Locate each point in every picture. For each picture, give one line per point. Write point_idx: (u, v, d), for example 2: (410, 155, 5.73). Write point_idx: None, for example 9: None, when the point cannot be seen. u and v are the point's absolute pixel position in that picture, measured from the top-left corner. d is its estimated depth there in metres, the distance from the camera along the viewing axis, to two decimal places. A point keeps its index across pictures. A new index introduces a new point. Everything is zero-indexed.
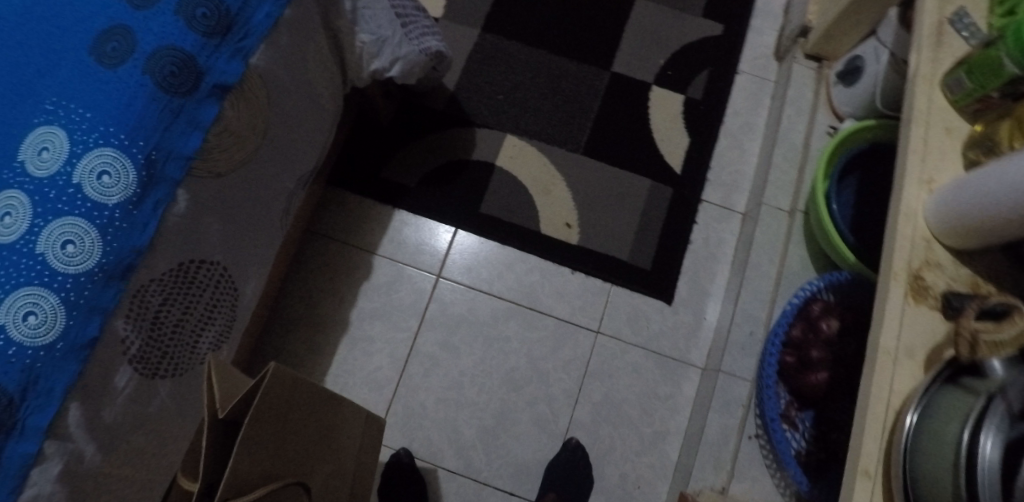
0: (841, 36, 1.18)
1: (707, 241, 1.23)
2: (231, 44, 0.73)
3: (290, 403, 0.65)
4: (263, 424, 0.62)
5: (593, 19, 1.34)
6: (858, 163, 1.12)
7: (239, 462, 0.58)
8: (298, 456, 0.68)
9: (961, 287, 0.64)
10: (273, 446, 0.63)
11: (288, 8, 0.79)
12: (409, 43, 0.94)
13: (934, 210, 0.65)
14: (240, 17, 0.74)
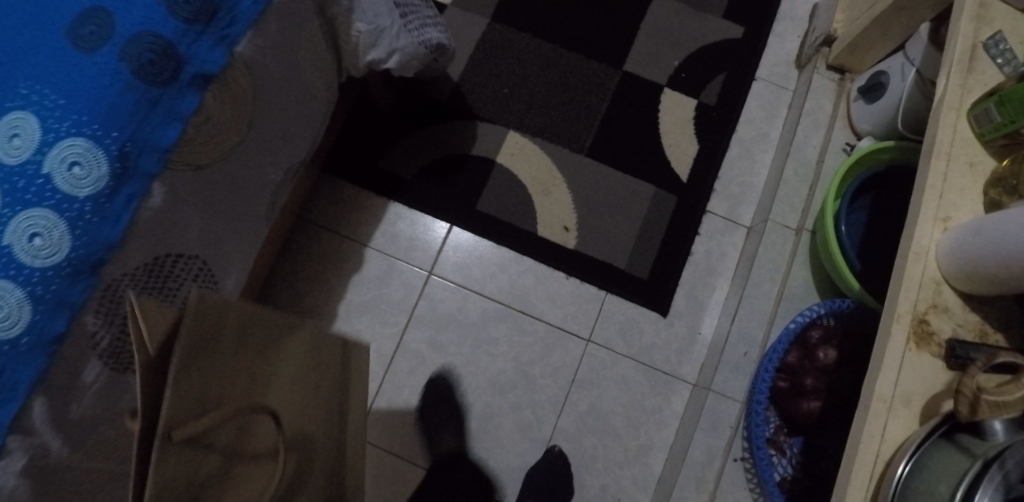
0: (866, 48, 1.13)
1: (708, 254, 1.19)
2: (214, 31, 0.70)
3: (232, 327, 0.58)
4: (204, 355, 0.54)
5: (608, 14, 1.29)
6: (873, 184, 1.07)
7: (185, 405, 0.50)
8: (251, 376, 0.62)
9: (966, 334, 0.65)
10: (219, 374, 0.56)
11: None
12: (407, 34, 0.91)
13: (945, 252, 0.65)
14: (225, 3, 0.71)
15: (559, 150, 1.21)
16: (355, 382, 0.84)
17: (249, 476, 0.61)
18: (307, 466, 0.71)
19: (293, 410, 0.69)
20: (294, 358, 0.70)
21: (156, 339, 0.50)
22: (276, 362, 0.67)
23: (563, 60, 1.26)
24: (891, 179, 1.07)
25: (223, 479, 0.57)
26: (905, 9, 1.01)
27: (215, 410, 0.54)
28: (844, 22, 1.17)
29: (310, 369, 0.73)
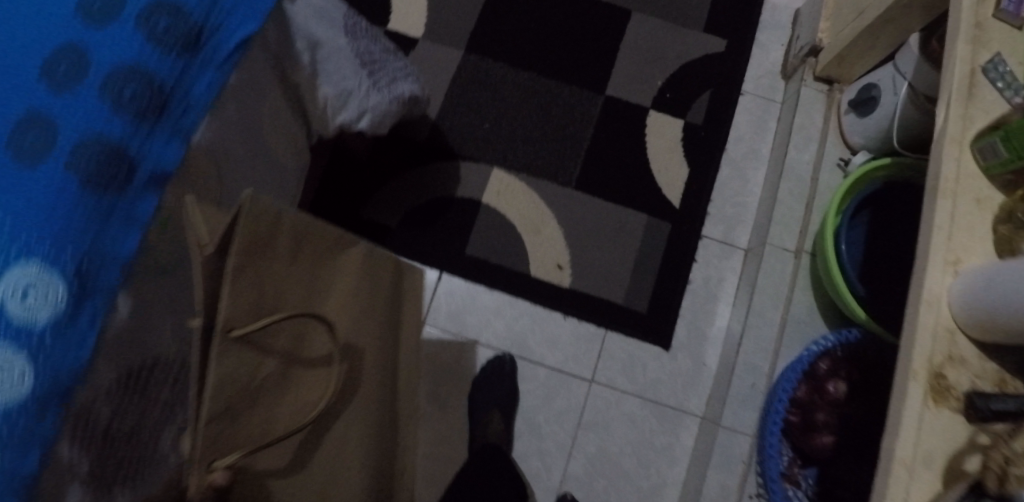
0: (855, 59, 1.09)
1: (706, 281, 1.16)
2: (167, 124, 0.61)
3: (283, 241, 0.59)
4: (251, 267, 0.55)
5: (585, 37, 1.24)
6: (869, 203, 1.04)
7: (231, 317, 0.53)
8: (305, 285, 0.64)
9: (986, 387, 0.56)
10: (270, 280, 0.59)
11: (234, 73, 0.68)
12: (376, 92, 0.83)
13: (959, 300, 0.57)
14: (178, 88, 0.62)
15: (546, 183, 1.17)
16: (414, 299, 0.84)
17: (306, 390, 0.65)
18: (370, 389, 0.74)
19: (351, 324, 0.71)
20: (351, 273, 0.70)
21: (213, 242, 0.51)
22: (328, 276, 0.68)
23: (542, 88, 1.21)
24: (893, 195, 1.04)
25: (280, 380, 0.62)
26: (894, 21, 0.97)
27: (270, 311, 0.58)
28: (829, 30, 1.13)
29: (368, 289, 0.73)
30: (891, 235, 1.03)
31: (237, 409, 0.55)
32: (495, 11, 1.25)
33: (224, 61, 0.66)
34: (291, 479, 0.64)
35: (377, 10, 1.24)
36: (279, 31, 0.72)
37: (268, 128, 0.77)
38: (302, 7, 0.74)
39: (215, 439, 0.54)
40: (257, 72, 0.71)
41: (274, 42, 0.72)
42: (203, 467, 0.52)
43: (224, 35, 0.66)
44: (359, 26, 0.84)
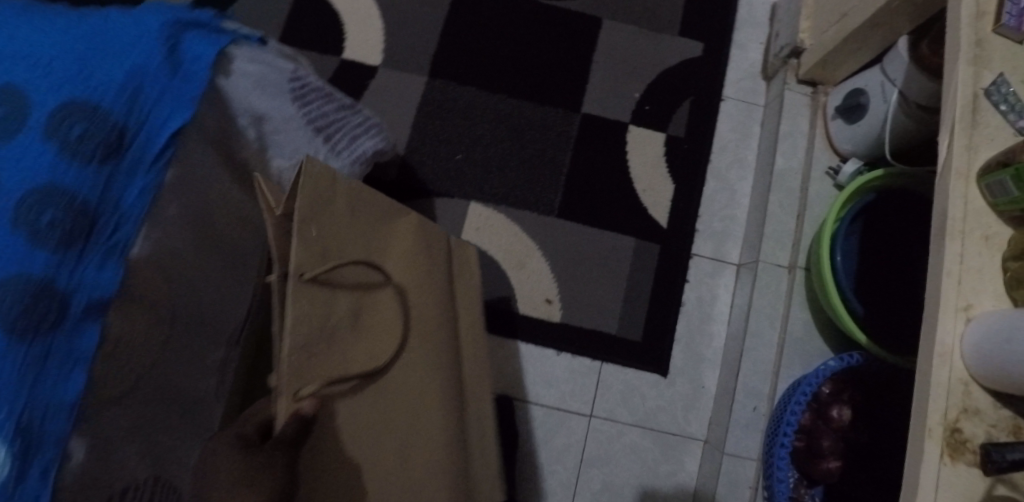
0: (838, 62, 1.04)
1: (700, 300, 1.12)
2: (99, 244, 0.53)
3: (348, 195, 0.63)
4: (316, 215, 0.58)
5: (556, 52, 1.18)
6: (867, 214, 0.99)
7: (303, 259, 0.55)
8: (375, 242, 0.65)
9: (1002, 436, 0.55)
10: (337, 228, 0.60)
11: (171, 169, 0.59)
12: (335, 158, 0.74)
13: (973, 349, 0.56)
14: (105, 204, 0.54)
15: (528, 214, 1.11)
16: (468, 289, 0.79)
17: (382, 333, 0.62)
18: (445, 348, 0.68)
19: (420, 287, 0.67)
20: (409, 233, 0.69)
21: (281, 205, 0.56)
22: (393, 239, 0.67)
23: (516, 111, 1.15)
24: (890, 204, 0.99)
25: (351, 328, 0.59)
26: (879, 26, 0.92)
27: (336, 259, 0.59)
28: (811, 32, 1.08)
29: (431, 257, 0.71)
30: (893, 247, 0.98)
31: (313, 349, 0.54)
32: (460, 30, 1.18)
33: (156, 159, 0.57)
34: (365, 422, 0.57)
35: (332, 37, 1.17)
36: (218, 109, 0.63)
37: (228, 218, 0.69)
38: (242, 79, 0.65)
39: (289, 371, 0.51)
40: (203, 163, 0.63)
41: (213, 125, 0.63)
42: (290, 394, 0.51)
43: (153, 129, 0.57)
44: (312, 82, 0.74)
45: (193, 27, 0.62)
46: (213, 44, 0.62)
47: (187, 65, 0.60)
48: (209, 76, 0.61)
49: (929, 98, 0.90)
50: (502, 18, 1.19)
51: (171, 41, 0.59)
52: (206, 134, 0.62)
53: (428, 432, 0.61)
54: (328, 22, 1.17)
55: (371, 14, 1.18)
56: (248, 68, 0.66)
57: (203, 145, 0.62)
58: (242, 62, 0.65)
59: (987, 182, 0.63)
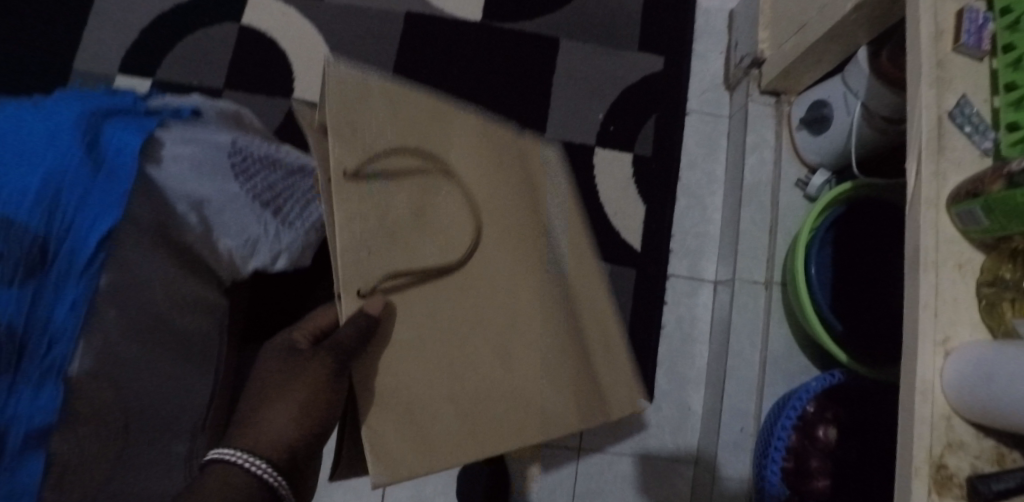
0: (799, 73, 1.02)
1: (680, 321, 1.11)
2: (33, 365, 0.51)
3: (390, 97, 0.58)
4: (359, 116, 0.56)
5: (514, 78, 1.15)
6: (840, 226, 0.97)
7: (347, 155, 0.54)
8: (416, 138, 0.58)
9: (986, 467, 0.55)
10: (393, 121, 0.57)
11: (106, 272, 0.55)
12: (287, 230, 0.70)
13: (956, 387, 0.55)
14: (33, 323, 0.51)
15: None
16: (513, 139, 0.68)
17: (438, 229, 0.57)
18: (527, 269, 0.62)
19: (483, 186, 0.61)
20: (468, 133, 0.62)
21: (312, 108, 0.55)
22: (450, 139, 0.60)
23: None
24: (863, 213, 0.98)
25: (416, 228, 0.56)
26: (837, 39, 0.91)
27: (387, 149, 0.56)
28: (770, 41, 1.06)
29: (487, 154, 0.63)
30: (867, 257, 0.96)
31: (375, 243, 0.54)
32: (414, 66, 1.16)
33: (88, 264, 0.53)
34: (438, 332, 0.56)
35: (280, 79, 1.16)
36: (151, 199, 0.58)
37: (181, 309, 0.64)
38: (173, 164, 0.61)
39: (365, 262, 0.53)
40: (141, 258, 0.58)
41: (149, 216, 0.58)
42: (354, 294, 0.52)
43: (80, 235, 0.54)
44: (257, 153, 0.70)
45: (114, 117, 0.60)
46: (138, 131, 0.59)
47: (110, 159, 0.57)
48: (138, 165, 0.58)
49: (891, 110, 0.89)
50: (457, 48, 1.16)
51: (91, 136, 0.57)
52: (142, 226, 0.57)
53: (508, 310, 0.60)
54: (276, 63, 1.17)
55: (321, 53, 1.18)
56: (181, 151, 0.62)
57: (138, 239, 0.57)
58: (173, 145, 0.62)
59: (959, 213, 0.60)
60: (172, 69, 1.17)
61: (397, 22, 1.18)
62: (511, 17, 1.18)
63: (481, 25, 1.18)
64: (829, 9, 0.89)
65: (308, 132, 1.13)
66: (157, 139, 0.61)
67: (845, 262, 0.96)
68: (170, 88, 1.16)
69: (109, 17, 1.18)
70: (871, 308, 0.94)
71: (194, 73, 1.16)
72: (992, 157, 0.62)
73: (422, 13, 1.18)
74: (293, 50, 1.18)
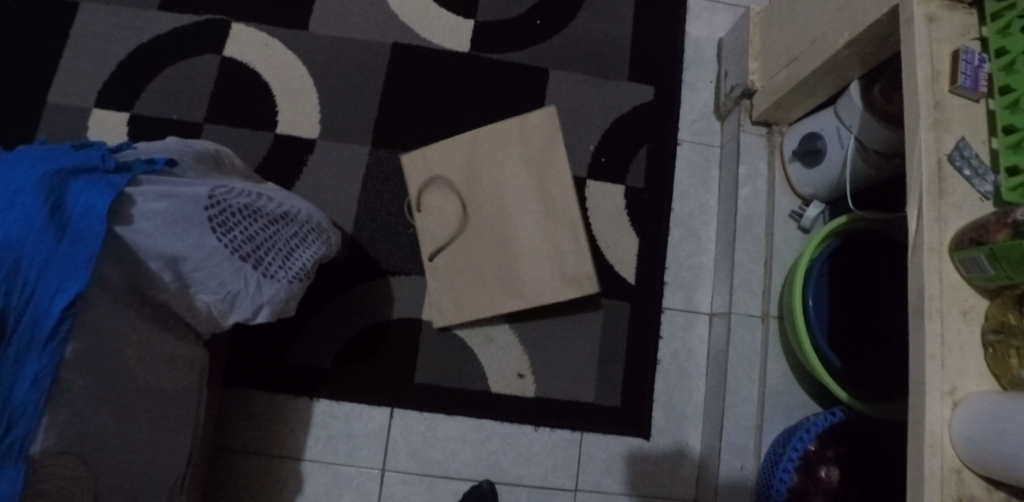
0: (791, 105, 1.01)
1: (676, 355, 1.07)
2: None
3: None
4: None
5: (503, 109, 1.13)
6: (840, 259, 0.95)
7: None
8: None
9: None
10: None
11: (71, 342, 0.53)
12: (268, 282, 0.67)
13: (966, 445, 0.59)
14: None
15: (477, 251, 1.00)
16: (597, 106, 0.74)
17: None
18: None
19: None
20: None
21: None
22: None
23: (464, 146, 1.03)
24: (862, 244, 0.95)
25: None
26: (830, 73, 0.90)
27: None
28: (761, 72, 1.05)
29: None
30: (869, 289, 0.93)
31: None
32: (401, 98, 1.14)
33: (50, 338, 0.51)
34: None
35: (262, 111, 1.13)
36: (125, 261, 0.57)
37: (156, 365, 0.63)
38: (146, 225, 0.57)
39: None
40: (113, 322, 0.57)
41: (121, 278, 0.57)
42: None
43: (41, 306, 0.51)
44: (237, 201, 0.65)
45: (82, 175, 0.56)
46: (106, 189, 0.55)
47: (75, 222, 0.53)
48: (106, 227, 0.54)
49: (885, 145, 0.87)
50: (444, 80, 1.15)
51: (54, 197, 0.53)
52: (115, 289, 0.57)
53: None
54: (258, 94, 1.14)
55: (305, 85, 1.15)
56: (153, 207, 0.57)
57: (111, 304, 0.56)
58: (144, 202, 0.57)
59: (962, 258, 0.63)
60: (151, 101, 1.13)
61: (383, 54, 1.16)
62: (500, 47, 1.17)
63: (469, 56, 1.16)
64: (821, 43, 0.89)
65: (292, 166, 1.10)
66: (126, 197, 0.56)
67: (846, 295, 0.93)
68: (150, 121, 1.13)
69: (85, 49, 1.15)
70: (874, 340, 0.91)
71: (174, 105, 1.13)
72: (991, 200, 0.66)
73: (408, 44, 1.16)
74: (276, 82, 1.15)
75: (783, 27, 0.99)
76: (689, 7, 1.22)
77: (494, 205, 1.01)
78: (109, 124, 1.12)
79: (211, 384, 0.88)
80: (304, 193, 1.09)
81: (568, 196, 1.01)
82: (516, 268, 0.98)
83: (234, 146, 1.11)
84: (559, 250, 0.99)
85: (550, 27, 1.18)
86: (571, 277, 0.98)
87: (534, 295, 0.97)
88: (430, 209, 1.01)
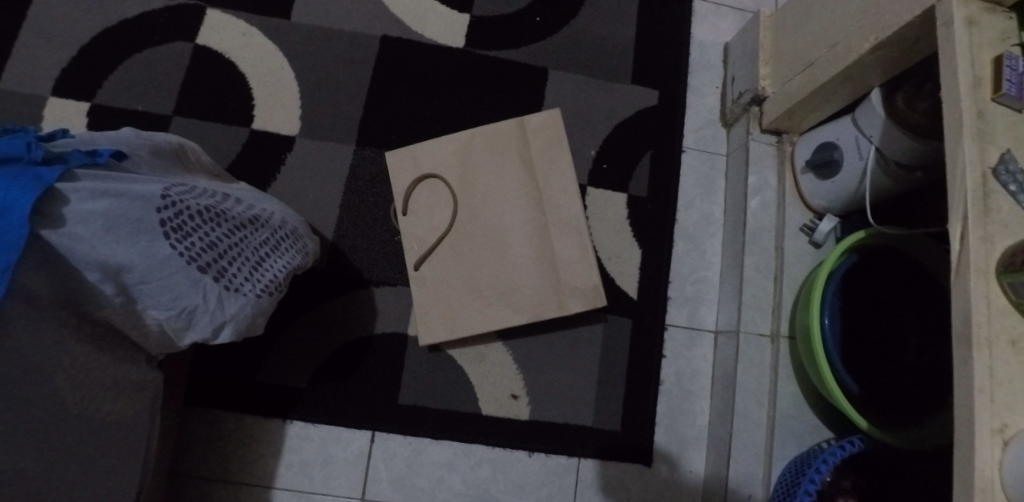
0: (805, 113, 0.94)
1: (680, 376, 1.00)
2: None
3: None
4: None
5: (499, 110, 1.06)
6: (854, 279, 0.89)
7: None
8: None
9: None
10: None
11: None
12: (232, 297, 0.59)
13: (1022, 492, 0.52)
14: None
15: (469, 261, 0.92)
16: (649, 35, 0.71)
17: None
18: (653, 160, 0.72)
19: None
20: None
21: None
22: None
23: (457, 147, 0.96)
24: (876, 263, 0.89)
25: None
26: (849, 80, 0.84)
27: None
28: (772, 78, 0.99)
29: None
30: (880, 310, 0.87)
31: None
32: (390, 95, 1.06)
33: None
34: None
35: (238, 105, 1.05)
36: (52, 268, 0.50)
37: (95, 392, 0.55)
38: (81, 228, 0.50)
39: None
40: (33, 340, 0.49)
41: (47, 290, 0.50)
42: None
43: None
44: (196, 202, 0.57)
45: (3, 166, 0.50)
46: (28, 183, 0.48)
47: None
48: (28, 228, 0.47)
49: (908, 158, 0.81)
50: (437, 76, 1.07)
51: None
52: (39, 302, 0.49)
53: None
54: (234, 86, 1.05)
55: (285, 78, 1.06)
56: (91, 208, 0.50)
57: (32, 320, 0.49)
58: (78, 202, 0.50)
59: (1012, 283, 0.56)
60: (116, 91, 1.04)
61: (372, 47, 1.08)
62: (496, 44, 1.10)
63: (464, 52, 1.09)
64: (841, 49, 0.82)
65: (269, 165, 1.02)
66: (57, 194, 0.50)
67: (859, 315, 0.87)
68: (113, 112, 1.03)
69: (43, 31, 1.05)
70: (891, 364, 0.84)
71: (142, 96, 1.04)
72: None
73: (399, 38, 1.09)
74: (254, 74, 1.06)
75: (797, 31, 0.93)
76: (695, 9, 1.16)
77: (487, 211, 0.94)
78: (67, 114, 1.02)
79: (169, 406, 0.79)
80: (281, 196, 1.00)
81: (568, 204, 0.94)
82: (511, 282, 0.91)
83: (205, 141, 1.02)
84: (557, 262, 0.92)
85: (549, 25, 1.12)
86: (570, 291, 0.91)
87: (530, 310, 0.90)
88: (419, 213, 0.94)
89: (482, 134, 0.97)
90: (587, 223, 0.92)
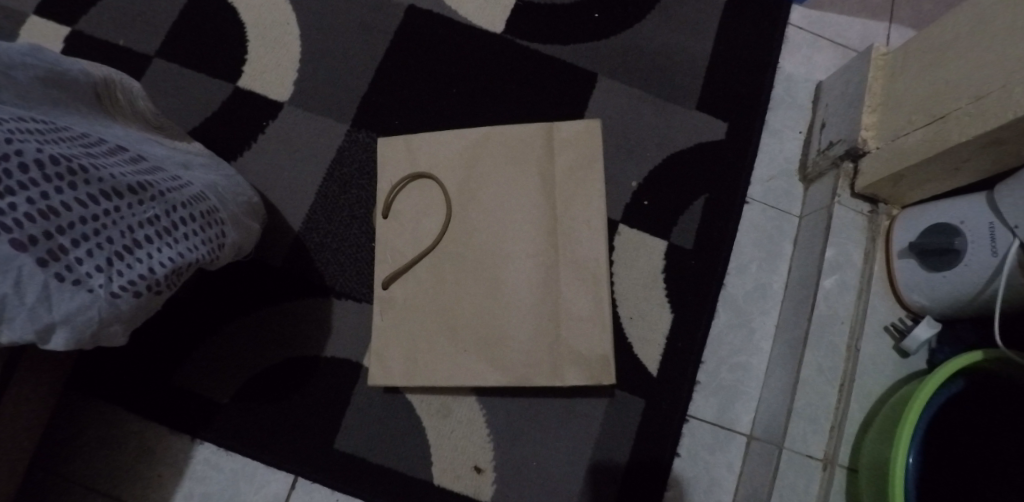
0: (918, 181, 0.71)
1: (693, 483, 0.77)
2: None
3: None
4: None
5: (529, 111, 0.87)
6: (953, 411, 0.64)
7: None
8: None
9: None
10: None
11: None
12: (64, 290, 0.42)
13: None
14: None
15: (450, 291, 0.73)
16: None
17: None
18: None
19: None
20: None
21: None
22: None
23: (465, 148, 0.78)
24: (989, 398, 0.65)
25: None
26: (994, 145, 0.61)
27: None
28: (878, 130, 0.76)
29: None
30: (977, 459, 0.63)
31: None
32: (402, 74, 0.88)
33: None
34: None
35: (229, 57, 0.88)
36: None
37: None
38: None
39: None
40: None
41: None
42: None
43: None
44: (37, 148, 0.40)
45: None
46: None
47: None
48: None
49: None
50: (462, 62, 0.89)
51: None
52: None
53: None
54: (230, 34, 0.89)
55: (288, 35, 0.90)
56: None
57: None
58: None
59: None
60: (101, 19, 0.89)
61: (394, 16, 0.91)
62: (542, 37, 0.91)
63: (501, 39, 0.90)
64: (991, 101, 0.60)
65: (246, 132, 0.85)
66: None
67: (951, 462, 0.63)
68: (92, 41, 0.88)
69: None
70: None
71: (128, 29, 0.89)
72: None
73: (427, 10, 0.91)
74: (255, 24, 0.90)
75: (921, 74, 0.71)
76: (788, 36, 0.95)
77: (486, 232, 0.74)
78: (42, 36, 0.88)
79: (32, 395, 0.62)
80: (250, 170, 0.83)
81: (590, 243, 0.74)
82: (498, 328, 0.71)
83: (184, 92, 0.87)
84: (560, 314, 0.72)
85: (609, 24, 0.92)
86: (571, 352, 0.71)
87: (511, 366, 0.70)
88: (402, 220, 0.76)
89: (496, 137, 0.78)
90: (608, 270, 0.72)
